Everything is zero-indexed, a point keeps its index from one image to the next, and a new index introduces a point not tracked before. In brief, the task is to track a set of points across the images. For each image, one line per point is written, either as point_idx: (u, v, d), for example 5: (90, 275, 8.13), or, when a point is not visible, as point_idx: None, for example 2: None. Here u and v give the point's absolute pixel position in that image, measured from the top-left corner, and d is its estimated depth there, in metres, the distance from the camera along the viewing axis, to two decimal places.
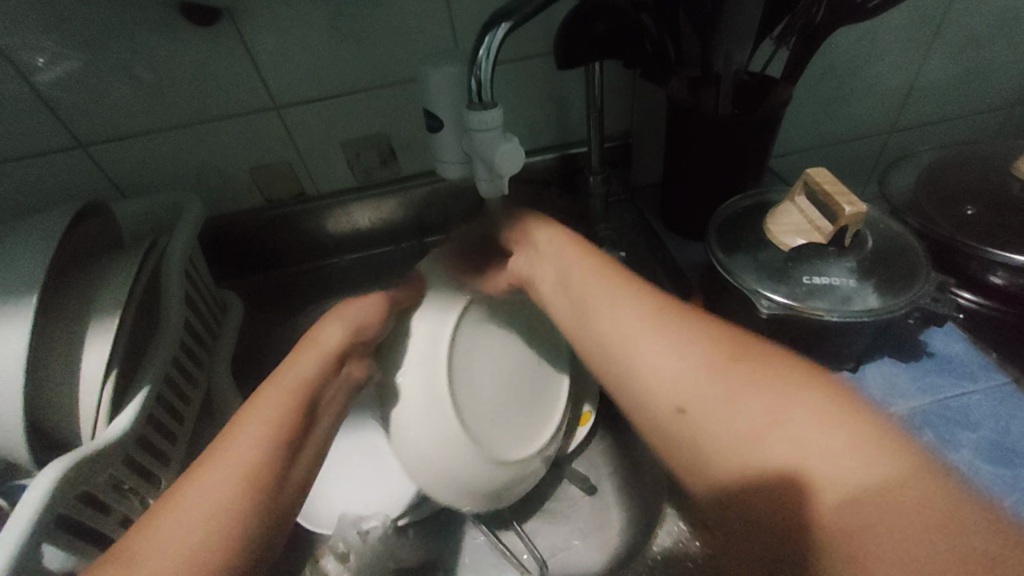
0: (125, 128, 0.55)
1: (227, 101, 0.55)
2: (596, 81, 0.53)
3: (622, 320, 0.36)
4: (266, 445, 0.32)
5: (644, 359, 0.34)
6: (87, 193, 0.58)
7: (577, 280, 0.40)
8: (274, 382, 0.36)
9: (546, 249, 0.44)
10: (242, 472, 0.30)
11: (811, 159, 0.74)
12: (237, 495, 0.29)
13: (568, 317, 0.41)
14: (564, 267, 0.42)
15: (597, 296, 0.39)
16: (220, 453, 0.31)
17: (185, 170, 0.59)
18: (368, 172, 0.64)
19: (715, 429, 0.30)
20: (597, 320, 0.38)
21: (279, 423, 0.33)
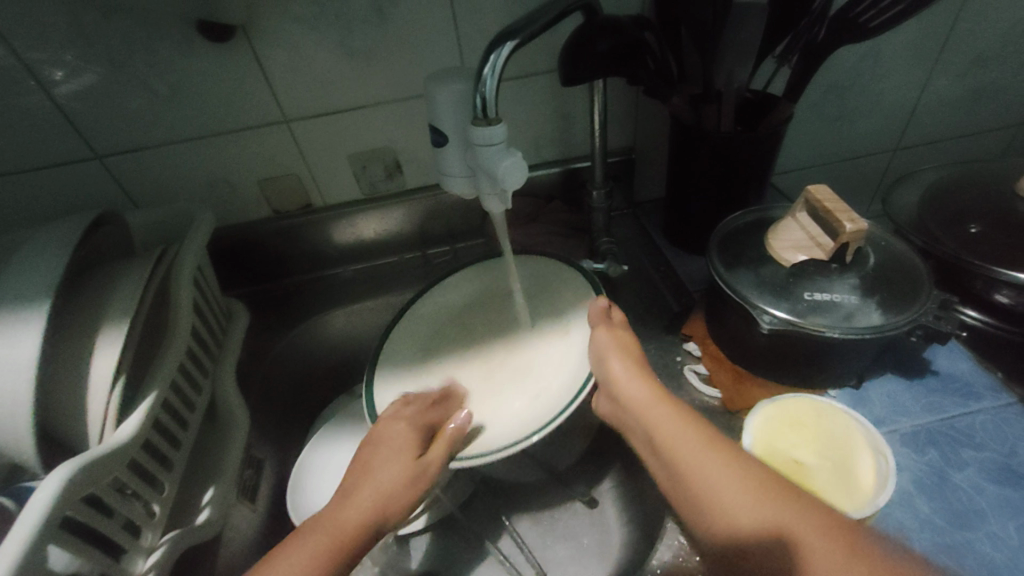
0: (141, 140, 0.56)
1: (240, 114, 0.56)
2: (599, 98, 0.54)
3: (696, 457, 0.35)
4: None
5: (687, 472, 0.35)
6: (101, 203, 0.60)
7: (651, 418, 0.40)
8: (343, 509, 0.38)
9: (613, 370, 0.43)
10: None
11: (815, 176, 0.74)
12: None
13: (641, 444, 0.41)
14: (635, 393, 0.42)
15: (676, 443, 0.37)
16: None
17: (197, 181, 0.60)
18: (375, 185, 0.65)
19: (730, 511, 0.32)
20: (673, 454, 0.37)
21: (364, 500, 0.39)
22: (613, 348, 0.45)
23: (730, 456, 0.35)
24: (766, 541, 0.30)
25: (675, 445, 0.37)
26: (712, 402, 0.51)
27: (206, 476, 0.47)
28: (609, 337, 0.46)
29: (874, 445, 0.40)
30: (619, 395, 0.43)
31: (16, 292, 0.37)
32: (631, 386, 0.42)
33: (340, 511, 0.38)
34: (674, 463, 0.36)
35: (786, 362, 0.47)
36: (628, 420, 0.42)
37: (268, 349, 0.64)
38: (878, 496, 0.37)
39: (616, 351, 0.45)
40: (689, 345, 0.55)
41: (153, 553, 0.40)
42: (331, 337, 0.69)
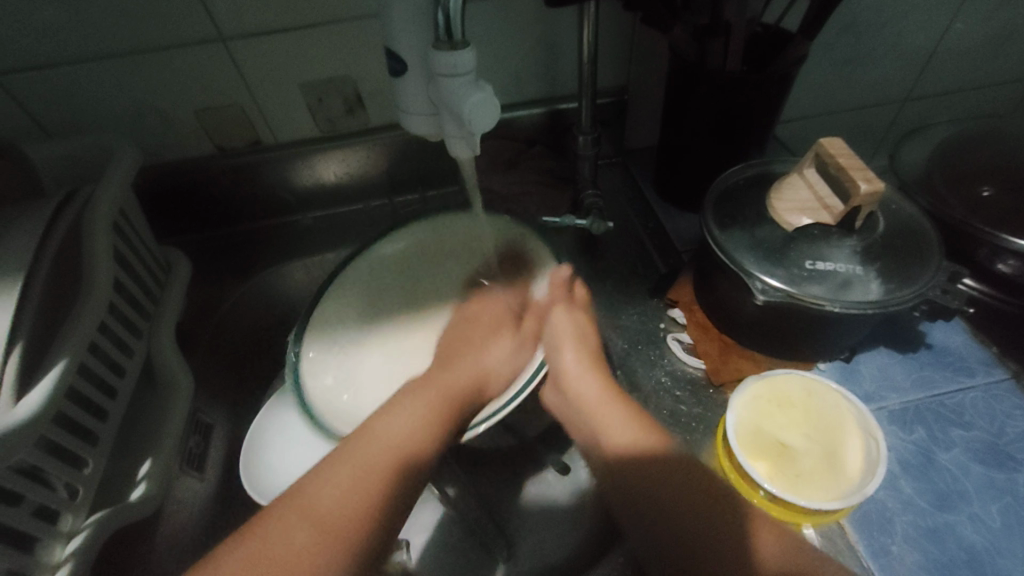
0: (45, 56, 0.47)
1: (163, 29, 0.47)
2: (588, 24, 0.46)
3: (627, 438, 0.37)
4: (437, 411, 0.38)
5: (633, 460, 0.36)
6: (8, 133, 0.51)
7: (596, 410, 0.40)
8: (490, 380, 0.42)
9: (553, 358, 0.44)
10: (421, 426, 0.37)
11: (818, 126, 0.68)
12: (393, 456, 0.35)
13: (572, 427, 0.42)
14: (586, 397, 0.41)
15: (610, 421, 0.39)
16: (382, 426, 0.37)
17: (121, 110, 0.52)
18: (333, 121, 0.57)
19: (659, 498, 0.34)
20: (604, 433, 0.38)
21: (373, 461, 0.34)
22: (565, 325, 0.45)
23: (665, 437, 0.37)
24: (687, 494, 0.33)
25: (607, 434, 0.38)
26: (697, 373, 0.48)
27: (143, 445, 0.43)
28: (567, 320, 0.45)
29: (865, 426, 0.37)
30: (567, 386, 0.43)
31: None
32: (584, 377, 0.42)
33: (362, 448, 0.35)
34: (608, 445, 0.38)
35: (779, 334, 0.43)
36: (568, 410, 0.43)
37: (216, 305, 0.59)
38: (865, 484, 0.35)
39: (573, 339, 0.44)
40: (673, 311, 0.51)
41: (74, 539, 0.37)
42: (288, 293, 0.63)
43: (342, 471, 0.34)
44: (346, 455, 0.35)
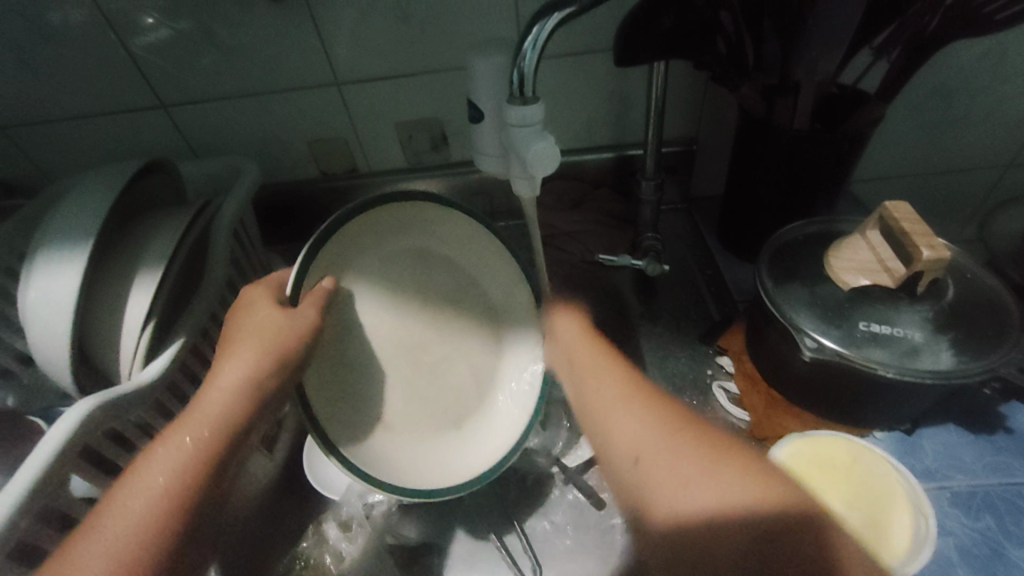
0: (200, 91, 0.58)
1: (290, 74, 0.57)
2: (658, 81, 0.49)
3: (652, 437, 0.34)
4: (188, 473, 0.32)
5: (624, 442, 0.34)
6: (163, 150, 0.63)
7: (604, 396, 0.38)
8: (196, 398, 0.35)
9: (568, 347, 0.43)
10: (175, 477, 0.32)
11: (902, 187, 0.66)
12: (145, 528, 0.30)
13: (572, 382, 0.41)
14: (603, 392, 0.38)
15: (628, 400, 0.36)
16: (124, 499, 0.31)
17: (250, 137, 0.62)
18: (420, 156, 0.64)
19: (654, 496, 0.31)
20: (613, 443, 0.35)
21: (154, 497, 0.31)
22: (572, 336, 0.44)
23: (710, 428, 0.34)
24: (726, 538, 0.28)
25: (622, 431, 0.35)
26: (740, 425, 0.47)
27: None
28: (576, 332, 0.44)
29: (915, 501, 0.36)
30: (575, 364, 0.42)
31: (63, 231, 0.40)
32: (602, 386, 0.39)
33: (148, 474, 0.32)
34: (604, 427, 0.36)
35: (829, 395, 0.42)
36: (570, 381, 0.42)
37: None
38: (907, 562, 0.33)
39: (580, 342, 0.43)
40: (722, 359, 0.51)
41: None
42: None
43: (148, 480, 0.32)
44: (136, 484, 0.32)
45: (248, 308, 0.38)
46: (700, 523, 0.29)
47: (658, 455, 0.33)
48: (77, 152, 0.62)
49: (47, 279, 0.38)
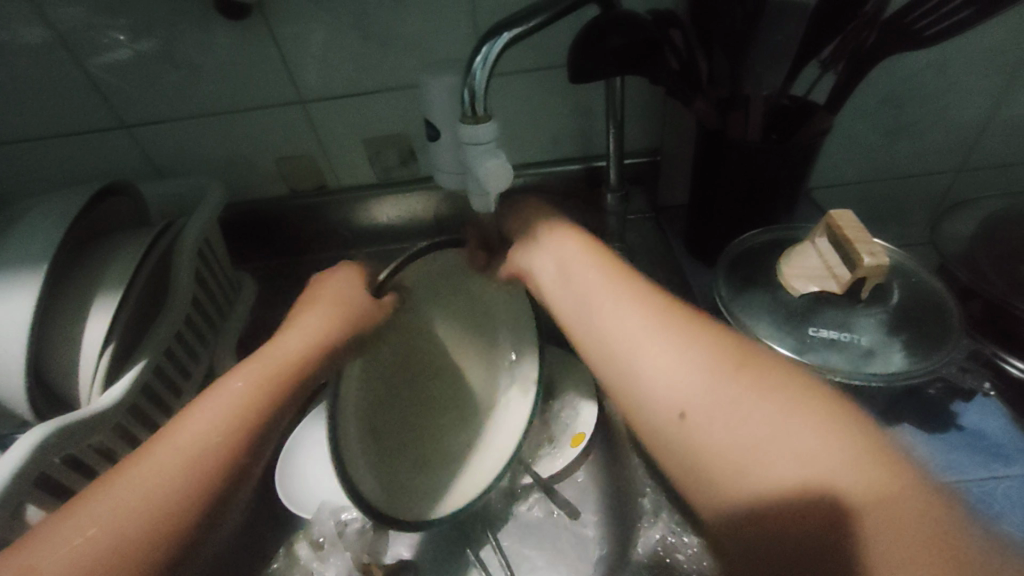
0: (165, 112, 0.58)
1: (255, 92, 0.57)
2: (615, 95, 0.50)
3: (709, 394, 0.28)
4: (225, 438, 0.33)
5: (648, 369, 0.31)
6: (127, 170, 0.62)
7: (647, 345, 0.32)
8: (261, 355, 0.39)
9: (602, 295, 0.36)
10: (220, 425, 0.33)
11: (861, 192, 0.68)
12: (156, 492, 0.30)
13: (605, 336, 0.34)
14: (649, 345, 0.32)
15: (684, 353, 0.30)
16: (144, 459, 0.31)
17: (217, 155, 0.62)
18: (389, 171, 0.65)
19: (707, 450, 0.27)
20: (643, 372, 0.31)
21: (195, 442, 0.32)
22: (598, 274, 0.38)
23: (798, 385, 0.27)
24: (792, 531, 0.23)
25: (673, 396, 0.29)
26: None
27: None
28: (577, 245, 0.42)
29: None
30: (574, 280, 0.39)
31: (17, 256, 0.40)
32: (619, 300, 0.35)
33: (193, 422, 0.33)
34: (616, 349, 0.34)
35: None
36: (571, 299, 0.39)
37: (277, 323, 0.66)
38: None
39: (581, 251, 0.41)
40: None
41: None
42: None
43: (195, 422, 0.33)
44: (179, 429, 0.33)
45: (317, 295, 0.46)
46: (765, 513, 0.24)
47: (692, 371, 0.29)
48: (39, 174, 0.62)
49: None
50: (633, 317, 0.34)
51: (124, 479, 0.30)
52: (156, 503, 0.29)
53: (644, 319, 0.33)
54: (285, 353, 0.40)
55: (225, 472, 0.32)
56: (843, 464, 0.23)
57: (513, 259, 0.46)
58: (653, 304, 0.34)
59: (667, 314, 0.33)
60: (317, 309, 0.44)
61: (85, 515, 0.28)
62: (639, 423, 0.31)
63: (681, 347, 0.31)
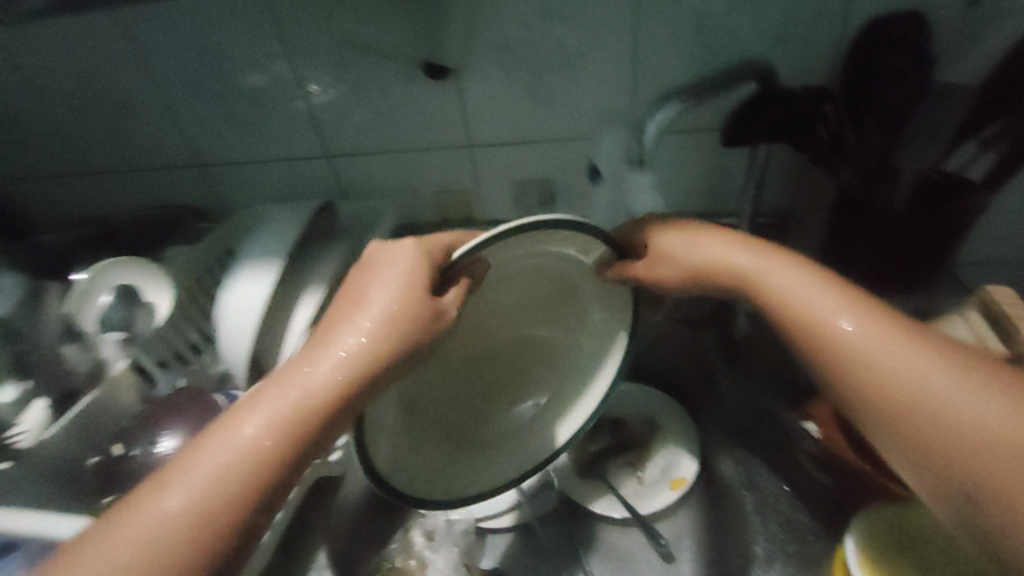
0: (359, 145, 0.70)
1: (434, 135, 0.68)
2: (759, 164, 0.55)
3: (894, 358, 0.36)
4: (265, 463, 0.33)
5: (849, 337, 0.38)
6: (319, 190, 0.76)
7: (897, 367, 0.36)
8: (311, 358, 0.37)
9: (779, 274, 0.43)
10: (269, 441, 0.34)
11: (1014, 274, 0.64)
12: (184, 522, 0.31)
13: (832, 342, 0.38)
14: (897, 366, 0.36)
15: (931, 385, 0.35)
16: (184, 476, 0.32)
17: (390, 184, 0.74)
18: (528, 209, 0.72)
19: (883, 388, 0.36)
20: (830, 330, 0.39)
21: (234, 461, 0.33)
22: (787, 267, 0.43)
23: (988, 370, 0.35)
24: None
25: (922, 415, 0.34)
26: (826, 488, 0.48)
27: None
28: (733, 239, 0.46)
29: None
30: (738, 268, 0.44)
31: (260, 250, 0.51)
32: (803, 284, 0.41)
33: (232, 435, 0.34)
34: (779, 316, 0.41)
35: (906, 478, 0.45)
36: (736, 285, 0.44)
37: None
38: None
39: (749, 252, 0.45)
40: (809, 424, 0.50)
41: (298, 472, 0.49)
42: None
43: (241, 434, 0.34)
44: (216, 443, 0.34)
45: (375, 269, 0.40)
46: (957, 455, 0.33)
47: (874, 325, 0.38)
48: (255, 187, 0.77)
49: (243, 286, 0.49)
50: (791, 287, 0.42)
51: (170, 487, 0.32)
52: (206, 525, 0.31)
53: (836, 295, 0.40)
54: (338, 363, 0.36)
55: (267, 492, 0.33)
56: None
57: (650, 238, 0.48)
58: (837, 291, 0.40)
59: (840, 293, 0.40)
60: (383, 284, 0.39)
61: (136, 528, 0.31)
62: (874, 422, 0.36)
63: (865, 319, 0.38)
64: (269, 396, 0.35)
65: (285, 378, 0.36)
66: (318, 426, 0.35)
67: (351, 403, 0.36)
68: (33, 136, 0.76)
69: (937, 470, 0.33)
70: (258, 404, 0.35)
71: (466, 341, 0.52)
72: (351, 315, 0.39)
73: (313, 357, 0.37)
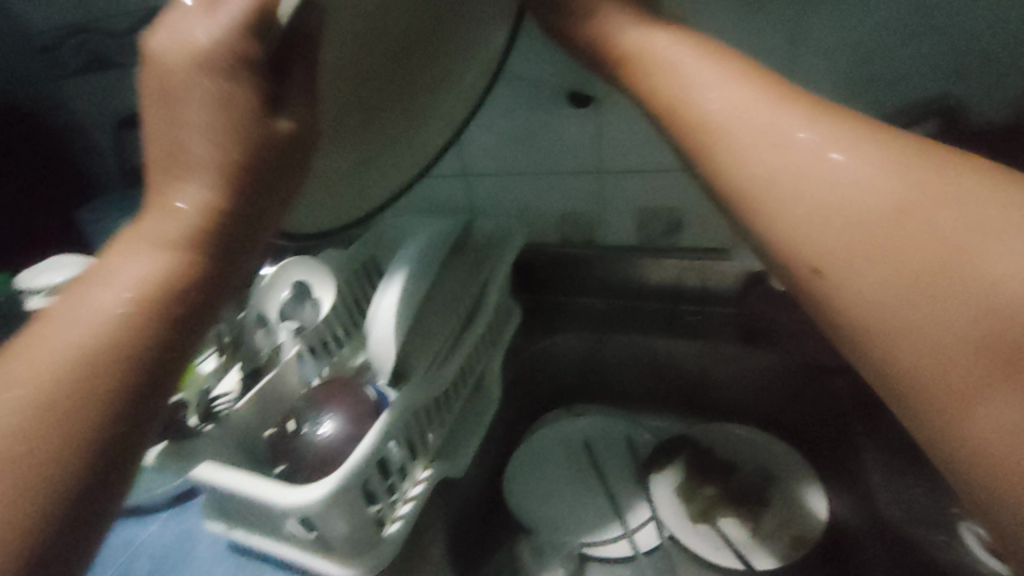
0: (492, 166, 0.74)
1: (567, 161, 0.70)
2: None
3: (818, 172, 0.30)
4: (124, 321, 0.30)
5: (766, 161, 0.32)
6: (449, 205, 0.80)
7: (859, 195, 0.29)
8: (151, 218, 0.32)
9: (708, 75, 0.35)
10: (127, 304, 0.30)
11: None
12: (45, 403, 0.28)
13: (749, 137, 0.33)
14: (792, 157, 0.31)
15: (889, 182, 0.28)
16: (40, 347, 0.29)
17: (517, 203, 0.76)
18: (652, 237, 0.72)
19: (868, 246, 0.28)
20: (753, 168, 0.32)
21: (91, 326, 0.30)
22: (705, 66, 0.36)
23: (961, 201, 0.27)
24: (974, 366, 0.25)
25: (849, 207, 0.29)
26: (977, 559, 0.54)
27: (468, 424, 0.60)
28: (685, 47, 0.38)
29: None
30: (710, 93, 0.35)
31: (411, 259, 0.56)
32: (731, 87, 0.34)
33: (76, 309, 0.30)
34: (712, 116, 0.34)
35: None
36: (702, 130, 0.35)
37: (524, 350, 0.76)
38: None
39: (704, 58, 0.36)
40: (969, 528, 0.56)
41: (427, 469, 0.53)
42: (574, 356, 0.78)
43: (93, 300, 0.30)
44: (59, 322, 0.30)
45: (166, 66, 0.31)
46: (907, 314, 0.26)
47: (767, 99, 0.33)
48: None
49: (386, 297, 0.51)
50: (722, 96, 0.34)
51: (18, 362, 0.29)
52: (74, 397, 0.28)
53: (739, 73, 0.35)
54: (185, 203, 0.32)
55: (132, 356, 0.30)
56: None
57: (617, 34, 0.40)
58: (730, 67, 0.36)
59: (747, 89, 0.34)
60: (192, 106, 0.31)
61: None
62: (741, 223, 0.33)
63: (757, 102, 0.33)
64: (115, 264, 0.31)
65: (135, 233, 0.32)
66: (187, 278, 0.32)
67: (225, 232, 0.33)
68: None
69: (908, 356, 0.26)
70: (105, 271, 0.31)
71: (325, 145, 0.40)
72: (184, 149, 0.32)
73: (157, 210, 0.32)
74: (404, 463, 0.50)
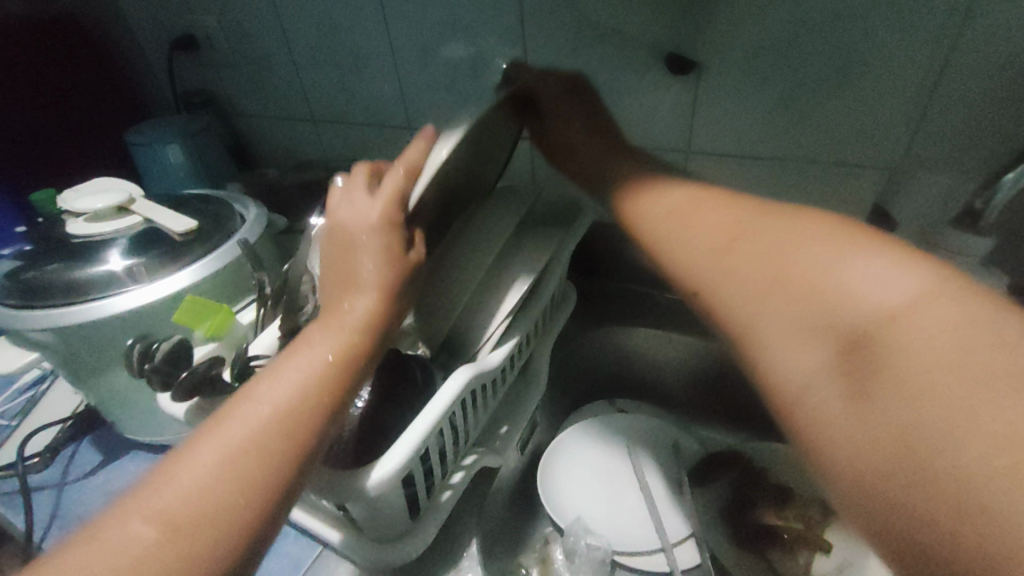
0: None
1: (650, 135, 0.64)
2: None
3: (720, 257, 0.32)
4: (290, 425, 0.33)
5: (690, 248, 0.34)
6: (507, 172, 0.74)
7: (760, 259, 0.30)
8: (319, 330, 0.38)
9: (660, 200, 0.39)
10: (286, 410, 0.33)
11: None
12: (216, 496, 0.29)
13: (671, 237, 0.36)
14: (686, 243, 0.35)
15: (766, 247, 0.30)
16: (209, 441, 0.31)
17: None
18: None
19: (760, 326, 0.28)
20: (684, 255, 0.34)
21: (253, 425, 0.32)
22: (675, 190, 0.40)
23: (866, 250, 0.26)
24: (823, 383, 0.24)
25: (745, 275, 0.30)
26: None
27: (512, 410, 0.56)
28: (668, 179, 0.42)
29: None
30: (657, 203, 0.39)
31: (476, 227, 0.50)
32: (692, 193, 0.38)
33: (238, 409, 0.33)
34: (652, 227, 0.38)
35: None
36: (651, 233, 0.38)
37: (571, 338, 0.72)
38: None
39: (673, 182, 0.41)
40: None
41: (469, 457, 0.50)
42: (622, 350, 0.74)
43: (258, 402, 0.33)
44: (227, 420, 0.32)
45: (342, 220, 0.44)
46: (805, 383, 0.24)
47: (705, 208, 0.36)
48: None
49: None
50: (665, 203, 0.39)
51: (187, 460, 0.31)
52: (244, 488, 0.30)
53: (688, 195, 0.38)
54: (364, 290, 0.40)
55: (298, 452, 0.32)
56: (894, 284, 0.24)
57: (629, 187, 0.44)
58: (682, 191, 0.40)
59: (694, 200, 0.37)
60: (365, 251, 0.41)
61: (162, 500, 0.29)
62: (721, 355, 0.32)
63: (695, 208, 0.37)
64: (286, 364, 0.36)
65: (298, 349, 0.37)
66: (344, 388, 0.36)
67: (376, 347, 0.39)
68: (268, 75, 0.82)
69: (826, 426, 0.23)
70: (272, 372, 0.35)
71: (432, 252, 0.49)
72: (352, 277, 0.41)
73: (324, 325, 0.38)
74: (449, 447, 0.46)
